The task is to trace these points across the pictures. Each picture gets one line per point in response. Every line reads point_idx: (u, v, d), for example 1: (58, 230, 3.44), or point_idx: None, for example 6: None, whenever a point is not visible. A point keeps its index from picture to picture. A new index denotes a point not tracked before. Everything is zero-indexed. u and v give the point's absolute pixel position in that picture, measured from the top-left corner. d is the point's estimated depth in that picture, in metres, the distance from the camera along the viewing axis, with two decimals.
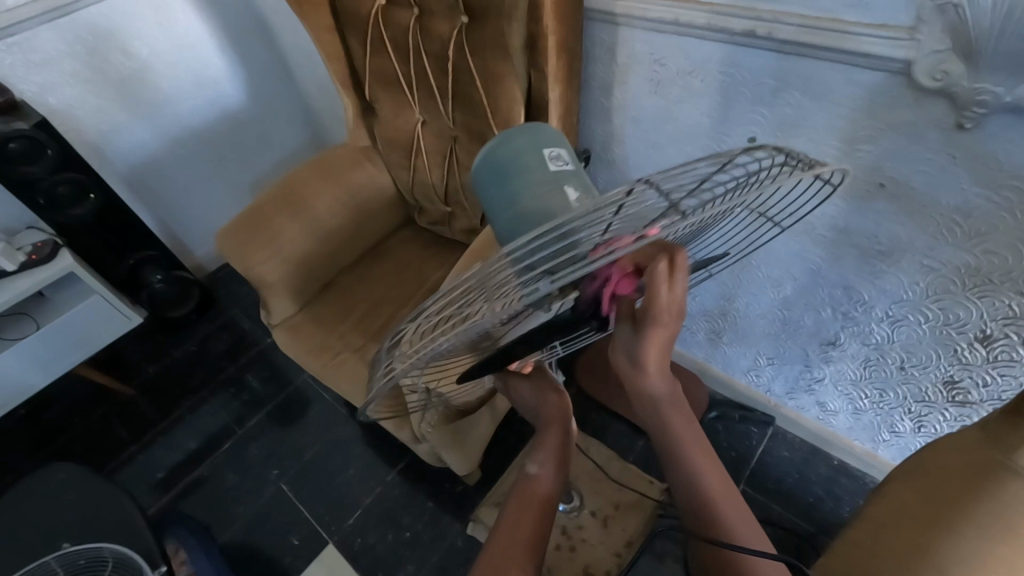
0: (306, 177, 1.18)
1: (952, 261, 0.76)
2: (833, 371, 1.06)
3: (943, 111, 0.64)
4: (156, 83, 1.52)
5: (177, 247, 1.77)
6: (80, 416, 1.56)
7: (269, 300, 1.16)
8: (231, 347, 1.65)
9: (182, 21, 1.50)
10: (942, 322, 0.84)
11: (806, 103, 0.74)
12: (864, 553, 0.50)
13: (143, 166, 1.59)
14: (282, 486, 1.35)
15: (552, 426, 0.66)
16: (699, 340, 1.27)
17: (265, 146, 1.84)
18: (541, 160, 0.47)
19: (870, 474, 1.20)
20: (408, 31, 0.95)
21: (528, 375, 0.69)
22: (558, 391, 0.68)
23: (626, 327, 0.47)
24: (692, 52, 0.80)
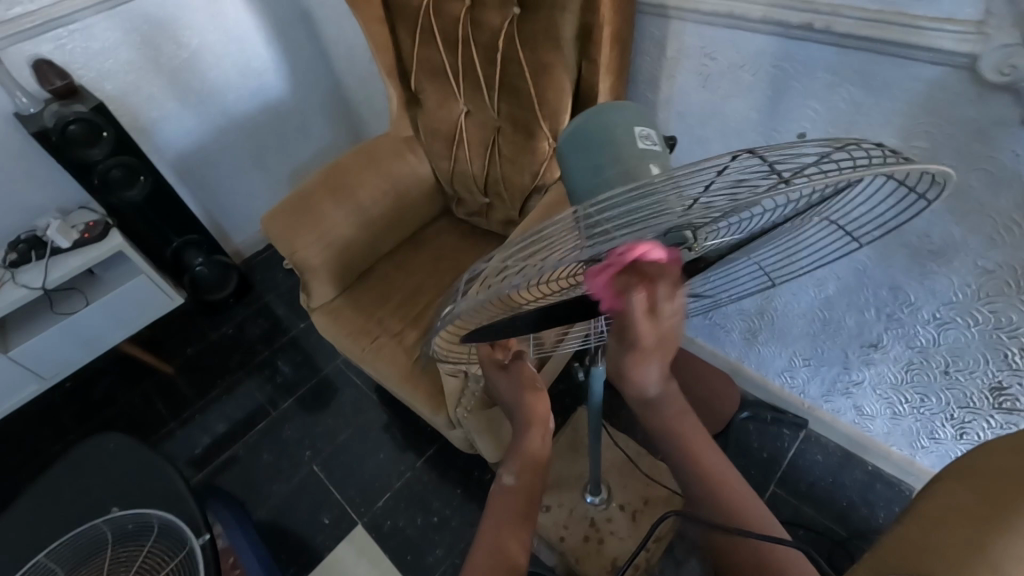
0: (353, 164, 1.21)
1: (1009, 262, 0.75)
2: (872, 374, 1.05)
3: (1009, 106, 0.63)
4: (205, 72, 1.57)
5: (217, 232, 1.82)
6: (122, 391, 1.62)
7: (310, 283, 1.19)
8: (267, 330, 1.70)
9: (231, 12, 1.55)
10: (993, 326, 0.82)
11: (862, 98, 0.73)
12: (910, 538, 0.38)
13: (189, 152, 1.64)
14: (314, 468, 1.39)
15: (531, 429, 0.67)
16: (734, 340, 1.26)
17: (304, 135, 1.88)
18: (630, 137, 0.48)
19: (906, 481, 1.18)
20: (458, 22, 0.97)
21: (506, 370, 0.67)
22: (537, 390, 0.67)
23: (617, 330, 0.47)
24: (744, 46, 0.80)
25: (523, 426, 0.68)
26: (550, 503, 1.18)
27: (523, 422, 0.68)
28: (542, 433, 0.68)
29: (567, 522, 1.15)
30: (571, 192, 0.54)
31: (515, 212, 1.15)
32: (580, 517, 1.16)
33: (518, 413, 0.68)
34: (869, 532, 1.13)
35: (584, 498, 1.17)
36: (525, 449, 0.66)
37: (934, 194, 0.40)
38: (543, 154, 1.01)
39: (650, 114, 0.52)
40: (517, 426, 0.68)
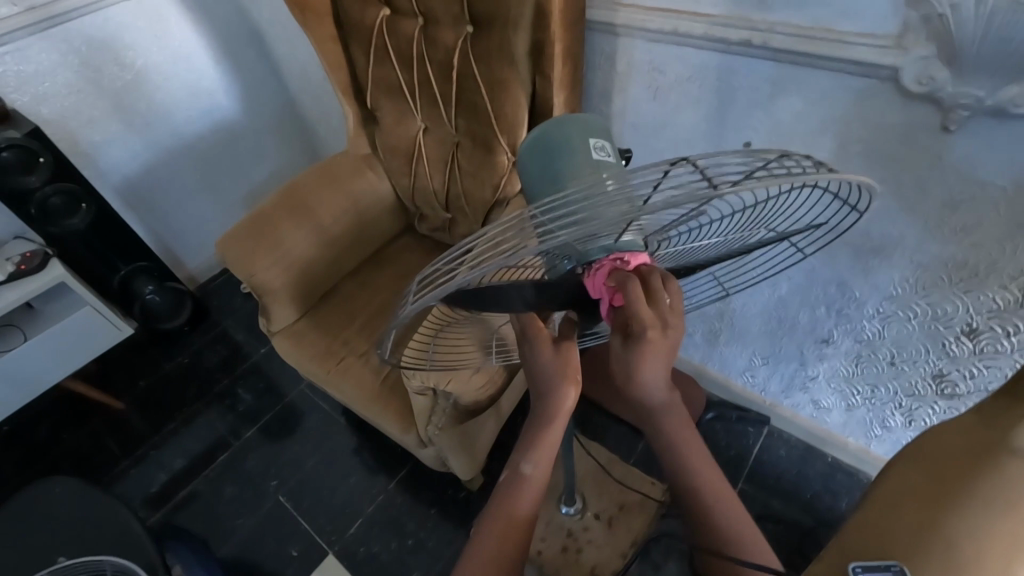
0: (310, 184, 1.19)
1: (941, 258, 0.80)
2: (826, 368, 1.10)
3: (930, 113, 0.68)
4: (151, 93, 1.52)
5: (168, 258, 1.75)
6: (69, 432, 1.52)
7: (270, 307, 1.15)
8: (225, 358, 1.63)
9: (177, 32, 1.51)
10: (931, 318, 0.88)
11: (801, 108, 0.78)
12: None
13: (135, 176, 1.58)
14: (282, 498, 1.34)
15: (555, 422, 0.54)
16: (697, 342, 1.30)
17: (259, 156, 1.83)
18: (585, 147, 0.49)
19: (864, 469, 1.23)
20: (412, 40, 0.98)
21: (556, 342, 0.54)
22: (575, 385, 0.53)
23: (616, 340, 0.45)
24: (689, 61, 0.84)
25: (545, 414, 0.54)
26: None
27: (541, 414, 0.55)
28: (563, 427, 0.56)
29: (544, 535, 1.15)
30: (530, 200, 0.55)
31: (478, 226, 1.15)
32: (557, 529, 1.16)
33: (538, 398, 0.55)
34: (834, 522, 1.17)
35: (559, 509, 1.17)
36: (544, 446, 0.55)
37: (863, 202, 0.42)
38: (502, 167, 1.02)
39: (605, 127, 0.53)
40: (532, 416, 0.56)
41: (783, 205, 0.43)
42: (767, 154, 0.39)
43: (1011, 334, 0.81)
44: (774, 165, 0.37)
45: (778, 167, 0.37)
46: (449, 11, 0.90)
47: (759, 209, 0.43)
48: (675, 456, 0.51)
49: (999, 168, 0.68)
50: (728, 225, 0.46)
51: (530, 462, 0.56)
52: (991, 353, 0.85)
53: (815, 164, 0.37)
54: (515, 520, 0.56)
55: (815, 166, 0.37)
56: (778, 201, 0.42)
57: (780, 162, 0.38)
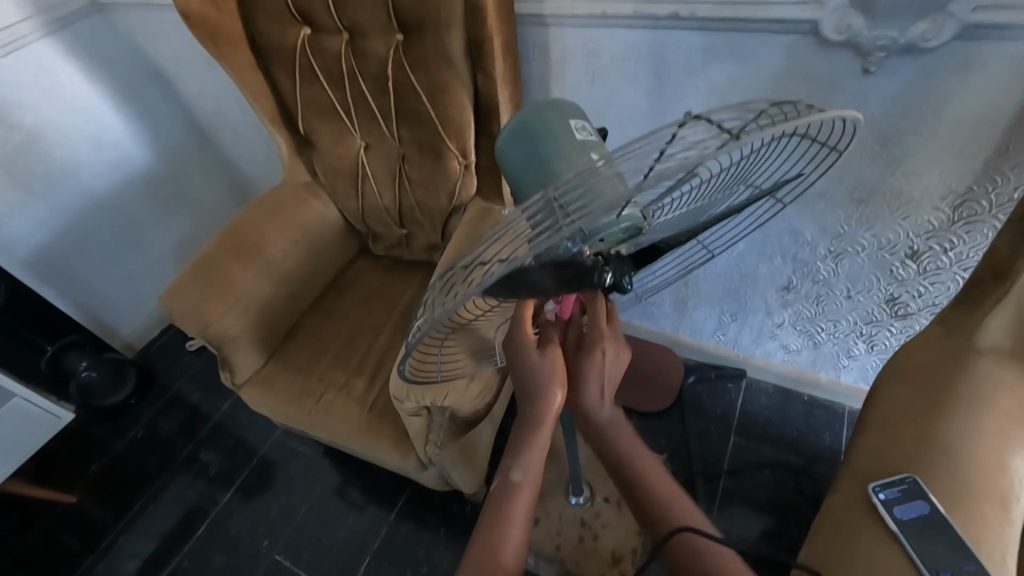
0: (252, 221, 1.12)
1: (877, 190, 0.87)
2: (790, 313, 1.16)
3: (850, 58, 0.73)
4: (48, 154, 1.38)
5: (99, 329, 1.60)
6: (16, 539, 1.36)
7: (232, 358, 1.08)
8: (183, 424, 1.51)
9: (68, 85, 1.39)
10: (877, 248, 0.94)
11: (733, 71, 0.82)
12: (894, 442, 0.62)
13: (47, 247, 1.44)
14: (278, 556, 1.25)
15: (544, 425, 0.60)
16: (666, 313, 1.34)
17: (184, 204, 1.71)
18: (567, 130, 0.48)
19: (838, 401, 1.31)
20: (340, 56, 0.95)
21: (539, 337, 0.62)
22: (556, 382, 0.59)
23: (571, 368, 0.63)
24: (622, 40, 0.86)
25: (533, 423, 0.61)
26: (538, 516, 1.16)
27: (528, 421, 0.61)
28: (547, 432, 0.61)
29: (559, 530, 1.14)
30: (517, 193, 0.53)
31: (437, 236, 1.13)
32: (570, 521, 1.15)
33: (529, 405, 0.61)
34: (822, 454, 1.23)
35: (569, 501, 1.17)
36: (536, 449, 0.61)
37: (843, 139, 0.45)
38: (455, 173, 1.00)
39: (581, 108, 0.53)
40: (520, 426, 0.62)
41: (769, 157, 0.45)
42: (758, 105, 0.41)
43: (949, 249, 0.89)
44: (766, 114, 0.39)
45: (771, 116, 0.39)
46: (376, 21, 0.87)
47: (746, 166, 0.45)
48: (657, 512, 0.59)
49: (919, 100, 0.74)
50: (717, 184, 0.47)
51: (520, 470, 0.60)
52: (933, 270, 0.93)
53: (803, 108, 0.39)
54: (500, 561, 0.57)
55: (805, 110, 0.39)
56: (768, 154, 0.44)
57: (770, 111, 0.40)
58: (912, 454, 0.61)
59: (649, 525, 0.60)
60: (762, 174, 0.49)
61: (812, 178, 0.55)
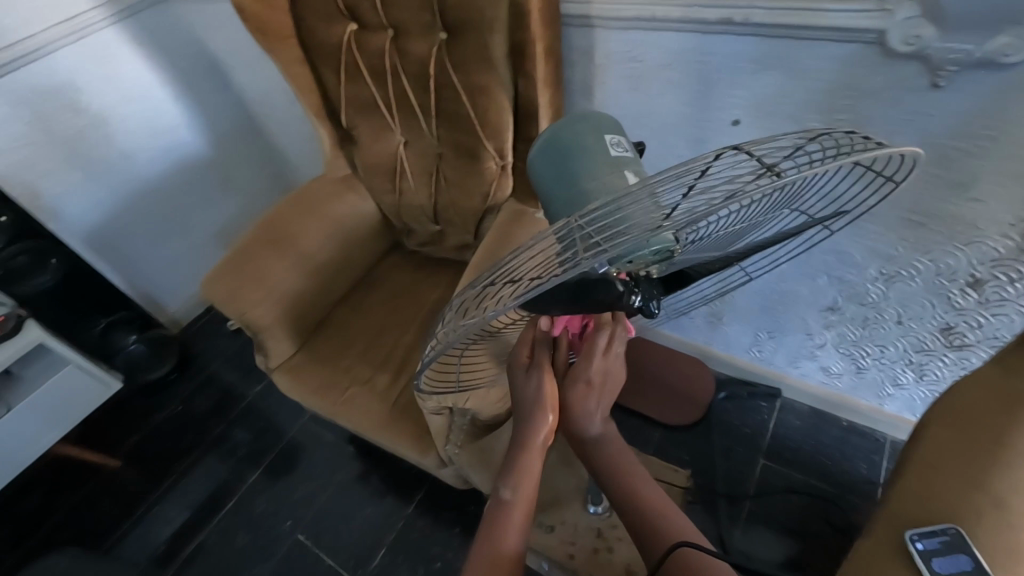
0: (287, 213, 1.15)
1: (937, 213, 0.81)
2: (833, 335, 1.10)
3: (917, 72, 0.68)
4: (110, 137, 1.46)
5: (147, 305, 1.68)
6: (64, 498, 1.45)
7: (265, 344, 1.11)
8: (218, 402, 1.58)
9: (131, 72, 1.45)
10: (934, 273, 0.88)
11: (786, 81, 0.77)
12: (937, 486, 0.59)
13: (104, 225, 1.52)
14: (299, 537, 1.29)
15: (531, 452, 0.61)
16: (700, 325, 1.30)
17: (230, 190, 1.77)
18: (602, 145, 0.47)
19: (879, 430, 1.24)
20: (384, 53, 0.95)
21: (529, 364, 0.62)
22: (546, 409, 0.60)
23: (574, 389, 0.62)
24: (669, 46, 0.83)
25: (520, 447, 0.61)
26: (553, 523, 1.16)
27: (519, 445, 0.62)
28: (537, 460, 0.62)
29: (574, 539, 1.13)
30: (546, 206, 0.52)
31: (469, 236, 1.13)
32: (586, 531, 1.14)
33: (522, 429, 0.61)
34: (856, 485, 1.18)
35: (585, 510, 1.15)
36: (525, 475, 0.61)
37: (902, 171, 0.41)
38: (490, 174, 1.00)
39: (617, 122, 0.51)
40: (512, 450, 0.62)
41: (816, 184, 0.43)
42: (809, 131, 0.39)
43: (1015, 280, 0.82)
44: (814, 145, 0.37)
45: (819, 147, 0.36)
46: (420, 20, 0.87)
47: (790, 194, 0.43)
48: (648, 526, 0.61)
49: (991, 119, 0.68)
50: (758, 209, 0.45)
51: (511, 488, 0.61)
52: (996, 301, 0.86)
53: (855, 140, 0.36)
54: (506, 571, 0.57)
55: (859, 142, 0.36)
56: (815, 182, 0.41)
57: (819, 142, 0.37)
58: (958, 503, 0.56)
59: (644, 544, 0.61)
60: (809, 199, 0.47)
61: (868, 204, 0.52)
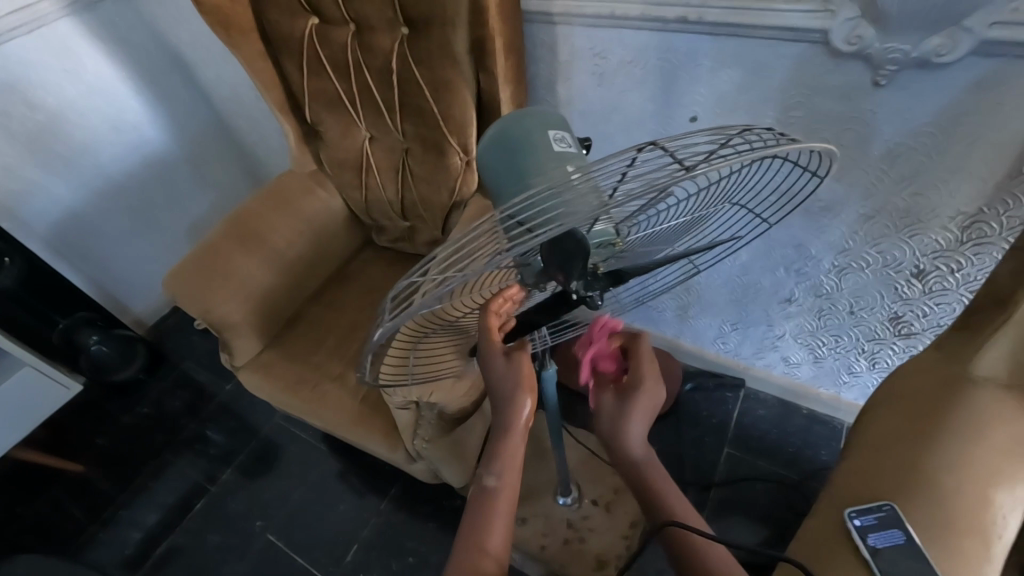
0: (258, 209, 1.14)
1: (884, 206, 0.84)
2: (792, 326, 1.14)
3: (860, 70, 0.71)
4: (68, 134, 1.41)
5: (111, 304, 1.64)
6: (25, 504, 1.41)
7: (231, 342, 1.10)
8: (188, 402, 1.55)
9: (90, 65, 1.41)
10: (882, 265, 0.92)
11: (741, 78, 0.80)
12: (877, 466, 0.61)
13: (63, 223, 1.47)
14: (271, 537, 1.28)
15: (516, 433, 0.61)
16: (667, 318, 1.32)
17: (198, 186, 1.73)
18: (546, 141, 0.48)
19: (838, 417, 1.28)
20: (347, 48, 0.95)
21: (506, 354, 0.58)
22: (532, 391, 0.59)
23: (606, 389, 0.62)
24: (628, 43, 0.85)
25: (505, 430, 0.61)
26: (525, 515, 1.17)
27: (503, 429, 0.62)
28: (521, 439, 0.62)
29: (545, 530, 1.15)
30: (496, 202, 0.53)
31: (438, 232, 1.13)
32: (557, 521, 1.16)
33: (503, 412, 0.61)
34: (816, 470, 1.22)
35: (557, 501, 1.17)
36: (508, 458, 0.61)
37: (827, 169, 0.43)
38: (456, 169, 1.00)
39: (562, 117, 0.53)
40: (495, 434, 0.63)
41: (749, 180, 0.45)
42: (730, 129, 0.41)
43: (956, 271, 0.86)
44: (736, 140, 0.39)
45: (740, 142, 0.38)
46: (382, 15, 0.87)
47: (724, 188, 0.45)
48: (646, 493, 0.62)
49: (928, 115, 0.71)
50: (697, 202, 0.47)
51: (495, 476, 0.62)
52: (939, 291, 0.90)
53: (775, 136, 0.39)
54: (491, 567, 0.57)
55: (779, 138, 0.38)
56: (745, 177, 0.43)
57: (741, 137, 0.39)
58: (896, 482, 0.59)
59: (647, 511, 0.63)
60: (747, 194, 0.49)
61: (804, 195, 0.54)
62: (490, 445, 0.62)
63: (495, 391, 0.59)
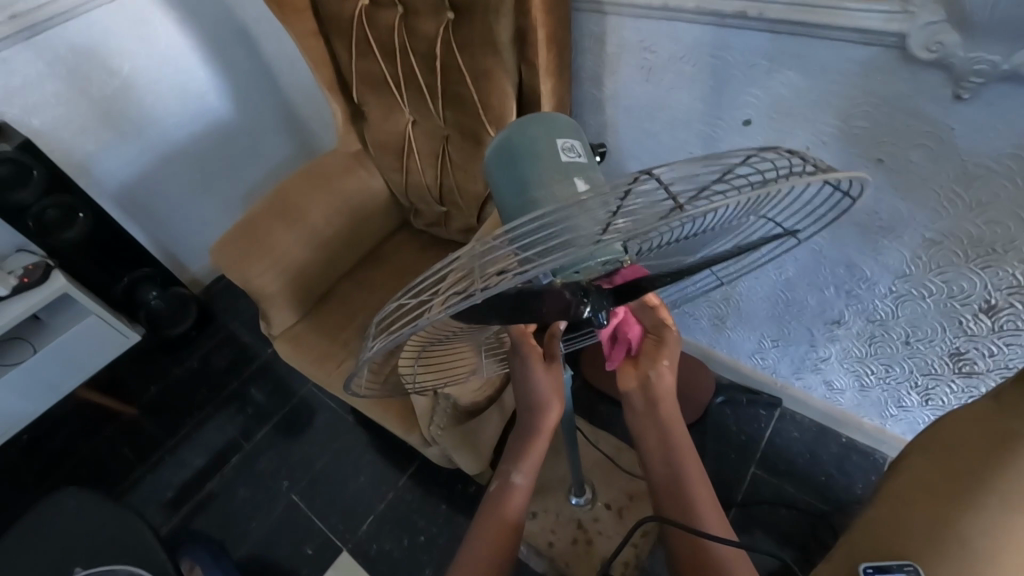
0: (299, 185, 1.17)
1: (955, 232, 0.76)
2: (838, 349, 1.06)
3: (940, 81, 0.63)
4: (140, 100, 1.50)
5: (171, 263, 1.75)
6: (86, 438, 1.55)
7: (268, 311, 1.15)
8: (232, 361, 1.64)
9: (161, 35, 1.48)
10: (947, 295, 0.84)
11: (800, 81, 0.74)
12: (901, 520, 0.58)
13: (132, 184, 1.58)
14: (294, 497, 1.35)
15: (541, 435, 0.62)
16: (703, 327, 1.27)
17: (255, 156, 1.80)
18: (553, 150, 0.49)
19: (880, 450, 1.20)
20: (394, 30, 0.94)
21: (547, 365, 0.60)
22: (561, 402, 0.61)
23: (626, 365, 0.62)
24: (681, 37, 0.80)
25: (530, 431, 0.62)
26: (535, 510, 1.17)
27: (530, 429, 0.63)
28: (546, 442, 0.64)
29: (554, 527, 1.15)
30: (501, 207, 0.54)
31: (473, 220, 1.13)
32: (567, 520, 1.15)
33: (528, 416, 0.62)
34: (848, 503, 1.15)
35: (569, 500, 1.16)
36: (533, 457, 0.62)
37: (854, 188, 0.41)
38: None
39: (573, 125, 0.53)
40: (518, 433, 0.64)
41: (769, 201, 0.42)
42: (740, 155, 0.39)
43: None
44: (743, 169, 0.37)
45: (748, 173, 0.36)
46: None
47: (741, 211, 0.43)
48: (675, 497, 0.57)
49: (1016, 136, 0.63)
50: (713, 223, 0.45)
51: (522, 474, 0.62)
52: (1011, 330, 0.82)
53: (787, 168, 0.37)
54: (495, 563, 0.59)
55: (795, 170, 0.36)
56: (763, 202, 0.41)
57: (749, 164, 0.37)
58: (923, 540, 0.55)
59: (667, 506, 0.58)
60: (771, 209, 0.46)
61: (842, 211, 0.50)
62: (514, 443, 0.64)
63: (523, 394, 0.62)
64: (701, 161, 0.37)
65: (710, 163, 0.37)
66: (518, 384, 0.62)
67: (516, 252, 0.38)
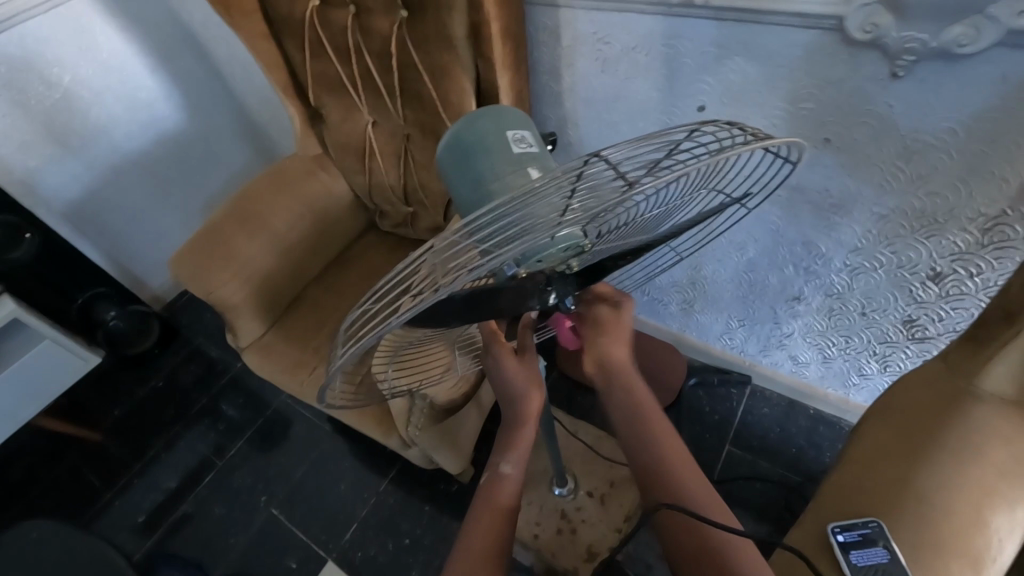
0: (260, 192, 1.15)
1: (900, 205, 0.80)
2: (800, 325, 1.10)
3: (877, 61, 0.66)
4: (85, 113, 1.44)
5: (128, 280, 1.69)
6: (47, 468, 1.48)
7: (235, 323, 1.12)
8: (200, 378, 1.59)
9: (105, 43, 1.42)
10: (896, 266, 0.88)
11: (748, 66, 0.76)
12: (865, 479, 0.61)
13: (82, 199, 1.51)
14: (274, 511, 1.32)
15: (526, 424, 0.63)
16: (673, 312, 1.30)
17: (212, 165, 1.75)
18: (504, 143, 0.49)
19: (846, 419, 1.25)
20: (347, 31, 0.93)
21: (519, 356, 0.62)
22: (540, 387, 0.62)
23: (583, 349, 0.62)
24: (633, 27, 0.81)
25: (515, 420, 0.64)
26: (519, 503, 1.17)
27: (516, 419, 0.64)
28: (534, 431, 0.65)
29: (539, 518, 1.16)
30: (460, 204, 0.54)
31: (440, 218, 1.12)
32: (551, 511, 1.16)
33: (511, 407, 0.64)
34: (819, 471, 1.19)
35: (552, 491, 1.17)
36: (520, 446, 0.64)
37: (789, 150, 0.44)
38: None
39: (525, 116, 0.53)
40: (504, 425, 0.65)
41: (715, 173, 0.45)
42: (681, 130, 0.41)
43: (975, 275, 0.82)
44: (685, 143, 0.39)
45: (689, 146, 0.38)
46: None
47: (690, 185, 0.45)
48: (660, 477, 0.57)
49: (949, 110, 0.66)
50: (665, 199, 0.47)
51: (510, 463, 0.63)
52: (956, 295, 0.86)
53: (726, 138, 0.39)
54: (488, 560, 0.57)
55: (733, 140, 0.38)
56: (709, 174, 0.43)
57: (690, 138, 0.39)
58: (886, 498, 0.59)
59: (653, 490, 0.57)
60: (720, 182, 0.49)
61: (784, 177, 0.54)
62: (502, 435, 0.65)
63: (502, 387, 0.63)
64: (643, 140, 0.39)
65: (652, 142, 0.39)
66: (495, 378, 0.64)
67: (477, 245, 0.39)
